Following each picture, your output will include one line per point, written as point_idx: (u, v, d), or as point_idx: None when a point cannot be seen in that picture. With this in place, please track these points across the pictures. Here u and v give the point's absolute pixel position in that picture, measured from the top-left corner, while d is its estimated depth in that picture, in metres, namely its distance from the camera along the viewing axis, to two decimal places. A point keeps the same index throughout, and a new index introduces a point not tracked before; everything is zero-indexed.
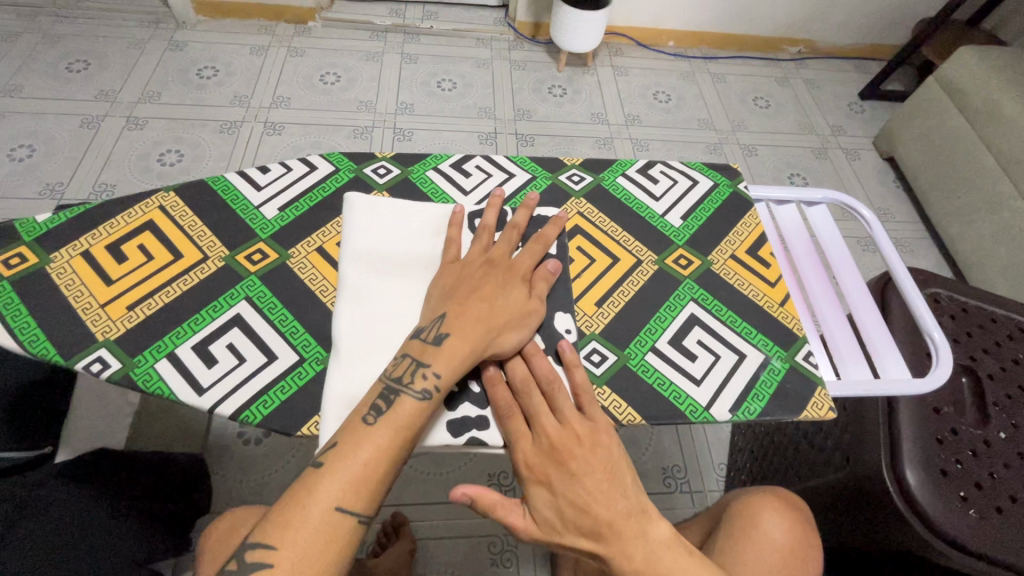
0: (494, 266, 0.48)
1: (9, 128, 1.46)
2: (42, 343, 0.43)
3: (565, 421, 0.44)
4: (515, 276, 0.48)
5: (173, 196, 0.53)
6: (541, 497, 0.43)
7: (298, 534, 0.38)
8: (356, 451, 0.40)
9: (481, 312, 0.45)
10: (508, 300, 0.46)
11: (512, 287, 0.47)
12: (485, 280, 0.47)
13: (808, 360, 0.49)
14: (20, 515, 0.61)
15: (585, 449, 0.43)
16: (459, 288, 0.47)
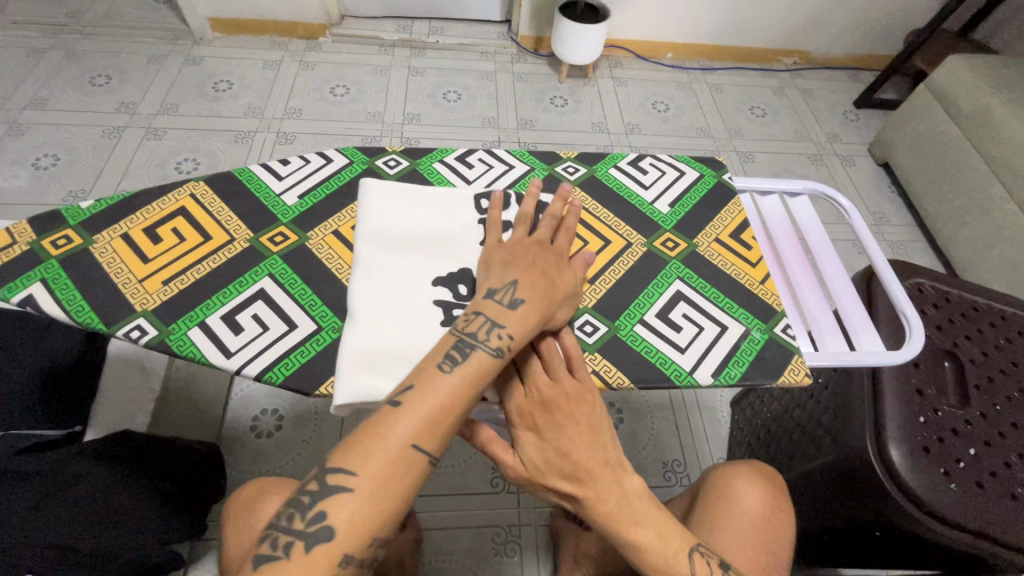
0: (541, 246, 0.53)
1: (34, 139, 1.53)
2: (86, 312, 0.48)
3: (556, 377, 0.48)
4: (561, 258, 0.53)
5: (202, 186, 0.58)
6: (534, 444, 0.47)
7: (380, 468, 0.40)
8: (428, 397, 0.43)
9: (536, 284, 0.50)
10: (557, 275, 0.51)
11: (562, 266, 0.52)
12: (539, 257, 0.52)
13: (785, 332, 0.55)
14: (48, 489, 0.66)
15: (572, 404, 0.48)
16: (514, 262, 0.51)
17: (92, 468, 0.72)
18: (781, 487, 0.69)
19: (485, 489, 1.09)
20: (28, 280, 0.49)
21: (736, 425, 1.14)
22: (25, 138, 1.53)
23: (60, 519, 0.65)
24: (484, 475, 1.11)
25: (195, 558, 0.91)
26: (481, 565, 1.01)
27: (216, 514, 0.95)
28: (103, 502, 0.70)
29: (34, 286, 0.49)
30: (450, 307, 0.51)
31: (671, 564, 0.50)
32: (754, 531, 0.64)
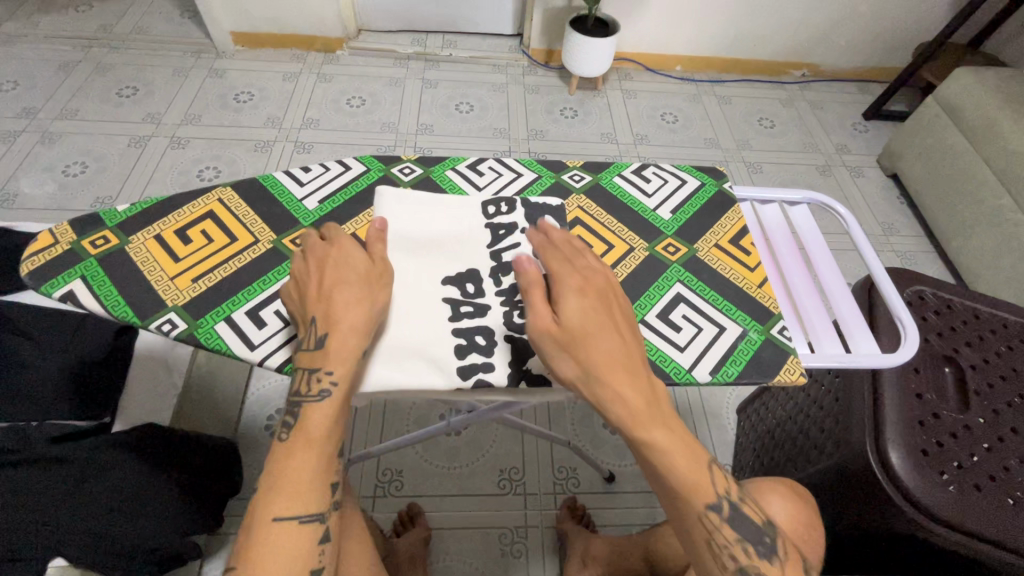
0: (336, 244, 0.53)
1: (65, 147, 1.60)
2: (123, 307, 0.52)
3: (595, 271, 0.54)
4: (354, 249, 0.52)
5: (229, 191, 0.62)
6: (576, 302, 0.50)
7: (268, 552, 0.47)
8: (288, 465, 0.49)
9: (325, 290, 0.50)
10: (348, 266, 0.51)
11: (354, 255, 0.52)
12: (321, 260, 0.52)
13: (782, 333, 0.57)
14: (81, 477, 0.72)
15: (607, 291, 0.53)
16: (311, 271, 0.51)
17: (122, 460, 0.76)
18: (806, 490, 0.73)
19: (493, 490, 1.11)
20: (70, 276, 0.53)
21: (743, 432, 1.14)
22: (56, 147, 1.60)
23: (88, 507, 0.71)
24: (491, 477, 1.12)
25: (212, 551, 0.94)
26: (489, 564, 1.03)
27: (233, 509, 0.98)
28: (121, 495, 0.73)
29: (74, 283, 0.53)
30: (457, 305, 0.55)
31: (683, 467, 0.49)
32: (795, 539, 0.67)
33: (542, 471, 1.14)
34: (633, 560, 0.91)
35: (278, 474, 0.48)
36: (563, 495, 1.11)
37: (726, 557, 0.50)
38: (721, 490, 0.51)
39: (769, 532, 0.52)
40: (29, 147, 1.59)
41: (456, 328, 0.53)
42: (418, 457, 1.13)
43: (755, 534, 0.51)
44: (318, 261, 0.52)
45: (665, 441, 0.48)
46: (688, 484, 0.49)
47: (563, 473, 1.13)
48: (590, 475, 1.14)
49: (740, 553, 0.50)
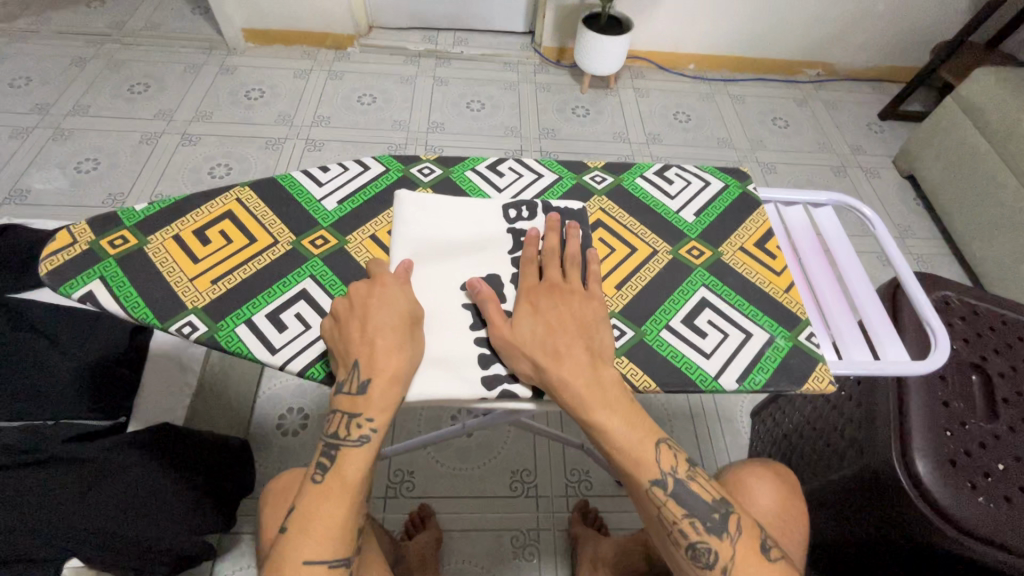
0: (377, 284, 0.52)
1: (77, 144, 1.60)
2: (143, 309, 0.51)
3: (569, 278, 0.55)
4: (396, 289, 0.52)
5: (248, 191, 0.62)
6: (530, 322, 0.52)
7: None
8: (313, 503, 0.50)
9: (370, 333, 0.49)
10: (391, 307, 0.50)
11: (401, 295, 0.51)
12: (364, 301, 0.51)
13: (810, 340, 0.56)
14: (94, 477, 0.72)
15: (571, 297, 0.54)
16: (355, 312, 0.50)
17: (136, 461, 0.76)
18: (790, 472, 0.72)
19: (504, 493, 1.10)
20: (89, 276, 0.53)
21: (758, 437, 1.13)
22: (69, 143, 1.60)
23: (102, 508, 0.70)
24: (504, 479, 1.11)
25: (225, 551, 0.94)
26: (501, 567, 1.02)
27: (245, 509, 0.98)
28: (138, 495, 0.74)
29: (94, 283, 0.52)
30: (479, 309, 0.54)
31: (638, 453, 0.51)
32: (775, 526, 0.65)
33: (555, 473, 1.13)
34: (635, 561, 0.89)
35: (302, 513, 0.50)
36: (575, 498, 1.10)
37: (676, 534, 0.51)
38: (665, 466, 0.52)
39: (720, 507, 0.52)
40: (42, 142, 1.59)
41: (478, 333, 0.53)
42: (430, 458, 1.13)
43: (704, 511, 0.52)
44: (361, 300, 0.51)
45: (613, 428, 0.50)
46: (633, 460, 0.51)
47: (575, 476, 1.12)
48: (603, 478, 1.13)
49: (689, 529, 0.51)
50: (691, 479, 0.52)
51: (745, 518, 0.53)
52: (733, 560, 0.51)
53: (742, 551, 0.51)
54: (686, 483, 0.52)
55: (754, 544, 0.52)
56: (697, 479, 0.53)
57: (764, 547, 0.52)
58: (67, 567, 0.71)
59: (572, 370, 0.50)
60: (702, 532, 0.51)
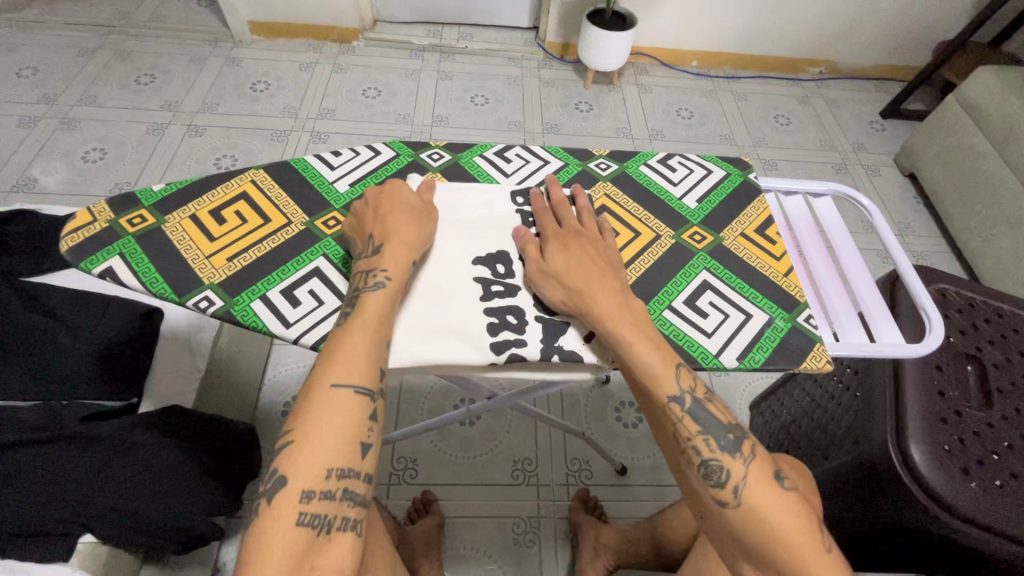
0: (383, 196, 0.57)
1: (84, 133, 1.62)
2: (160, 284, 0.52)
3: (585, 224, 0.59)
4: (400, 195, 0.57)
5: (262, 173, 0.63)
6: (558, 254, 0.55)
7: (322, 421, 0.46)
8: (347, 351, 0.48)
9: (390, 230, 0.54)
10: (399, 207, 0.56)
11: (402, 198, 0.56)
12: (378, 207, 0.56)
13: (808, 321, 0.58)
14: (107, 457, 0.73)
15: (590, 238, 0.58)
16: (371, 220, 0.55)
17: (148, 441, 0.77)
18: None
19: (506, 480, 1.12)
20: (109, 253, 0.54)
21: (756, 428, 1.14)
22: (76, 133, 1.61)
23: (114, 487, 0.72)
24: (505, 467, 1.13)
25: (231, 532, 0.95)
26: (502, 552, 1.04)
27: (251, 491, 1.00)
28: (148, 473, 0.75)
29: (113, 260, 0.54)
30: (487, 285, 0.56)
31: (660, 377, 0.50)
32: None
33: (556, 462, 1.15)
34: (642, 548, 0.93)
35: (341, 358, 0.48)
36: (575, 486, 1.12)
37: (690, 451, 0.51)
38: (685, 386, 0.51)
39: (735, 430, 0.52)
40: (49, 132, 1.60)
41: (486, 307, 0.54)
42: (433, 445, 1.14)
43: (718, 430, 0.51)
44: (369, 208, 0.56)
45: (638, 345, 0.50)
46: (653, 379, 0.50)
47: (575, 465, 1.14)
48: (604, 467, 1.14)
49: (702, 446, 0.50)
50: (709, 402, 0.52)
51: (761, 450, 0.52)
52: (746, 483, 0.50)
53: (756, 474, 0.50)
54: (704, 406, 0.51)
55: (767, 470, 0.51)
56: (714, 402, 0.52)
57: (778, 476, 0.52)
58: (82, 542, 0.72)
59: (600, 285, 0.53)
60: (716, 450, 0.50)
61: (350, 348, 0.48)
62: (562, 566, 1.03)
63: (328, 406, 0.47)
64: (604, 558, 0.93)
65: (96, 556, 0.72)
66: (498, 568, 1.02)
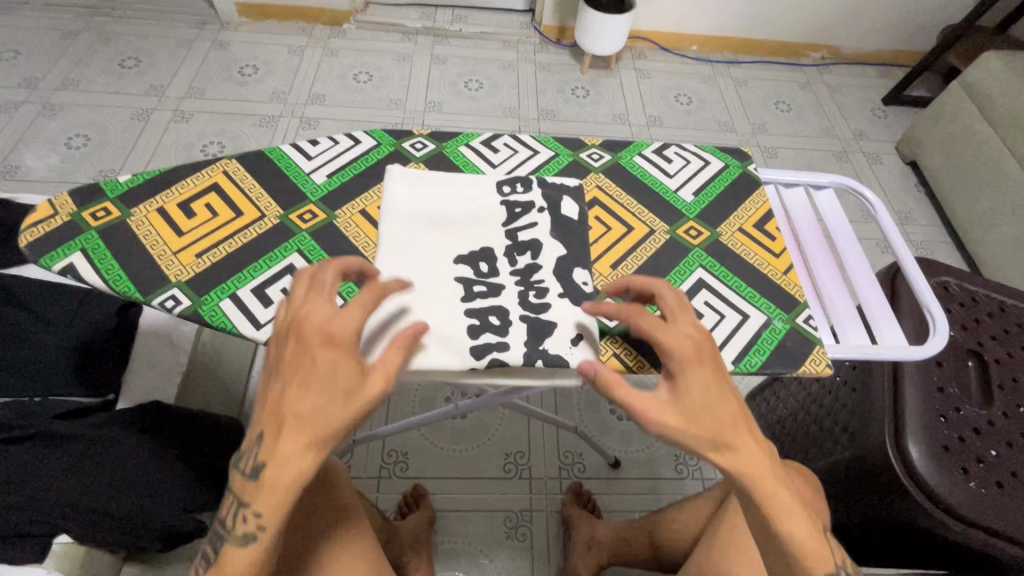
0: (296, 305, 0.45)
1: (67, 119, 1.57)
2: (124, 282, 0.50)
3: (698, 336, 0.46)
4: (319, 299, 0.45)
5: (234, 164, 0.61)
6: (698, 400, 0.43)
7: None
8: (265, 509, 0.45)
9: (296, 377, 0.43)
10: (306, 328, 0.43)
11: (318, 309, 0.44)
12: (286, 327, 0.44)
13: (808, 323, 0.55)
14: (82, 455, 0.71)
15: (713, 363, 0.45)
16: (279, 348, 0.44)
17: (124, 438, 0.75)
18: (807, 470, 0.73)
19: (498, 474, 1.10)
20: (70, 249, 0.52)
21: None
22: (58, 118, 1.57)
23: (90, 485, 0.70)
24: (497, 461, 1.11)
25: None
26: (492, 548, 1.02)
27: None
28: (124, 474, 0.72)
29: (74, 256, 0.51)
30: (470, 284, 0.53)
31: (804, 546, 0.47)
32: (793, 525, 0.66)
33: (549, 455, 1.13)
34: (638, 545, 0.90)
35: (254, 518, 0.45)
36: (568, 480, 1.11)
37: None
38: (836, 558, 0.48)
39: None
40: (31, 117, 1.56)
41: (469, 308, 0.51)
42: (424, 439, 1.13)
43: None
44: (300, 321, 0.44)
45: (787, 523, 0.46)
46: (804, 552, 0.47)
47: (569, 459, 1.12)
48: (596, 461, 1.13)
49: None
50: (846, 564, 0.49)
51: None
52: None
53: None
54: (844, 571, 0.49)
55: None
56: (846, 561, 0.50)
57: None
58: (58, 542, 0.69)
59: (754, 447, 0.45)
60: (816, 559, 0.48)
61: (261, 508, 0.45)
62: (554, 561, 1.02)
63: (228, 560, 0.47)
64: (597, 553, 0.92)
65: (72, 558, 0.70)
66: (489, 563, 1.01)
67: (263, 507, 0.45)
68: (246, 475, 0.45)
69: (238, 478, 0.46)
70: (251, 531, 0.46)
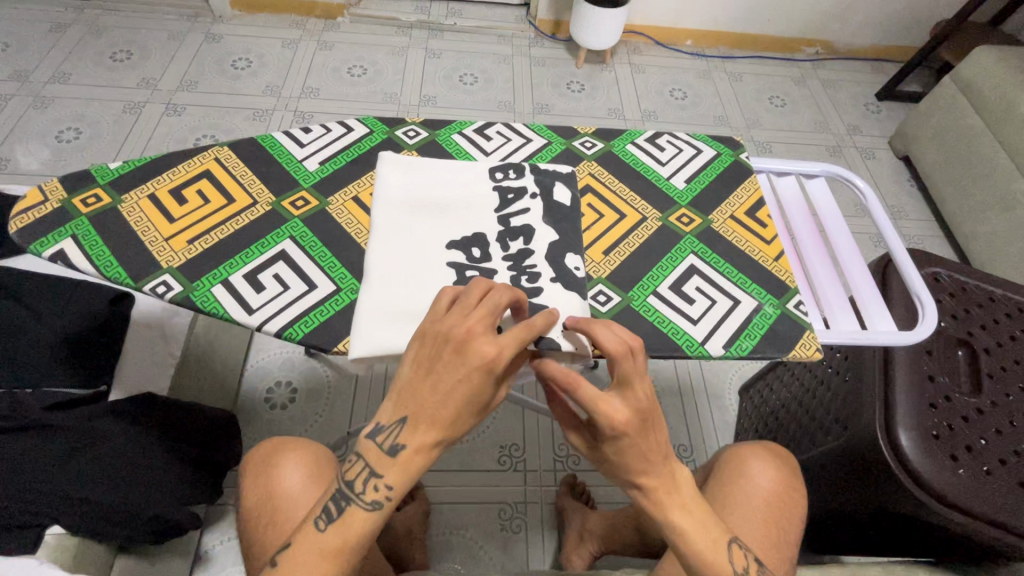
0: (450, 322, 0.44)
1: (58, 112, 1.56)
2: (115, 268, 0.50)
3: (631, 396, 0.45)
4: (479, 322, 0.43)
5: (226, 151, 0.61)
6: (622, 453, 0.46)
7: (342, 540, 0.46)
8: (394, 483, 0.46)
9: (441, 388, 0.43)
10: (470, 352, 0.42)
11: (481, 333, 0.43)
12: (439, 342, 0.43)
13: (798, 308, 0.56)
14: (77, 445, 0.71)
15: (643, 420, 0.45)
16: (426, 356, 0.44)
17: (119, 429, 0.76)
18: (787, 452, 0.74)
19: (493, 466, 1.10)
20: (60, 235, 0.52)
21: (744, 413, 1.13)
22: (49, 111, 1.55)
23: (83, 475, 0.69)
24: (492, 453, 1.11)
25: (212, 521, 0.94)
26: (488, 540, 1.02)
27: (231, 480, 0.98)
28: (118, 465, 0.72)
29: (65, 242, 0.51)
30: (463, 269, 0.53)
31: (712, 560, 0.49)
32: (768, 507, 0.67)
33: (543, 447, 1.13)
34: (625, 532, 0.90)
35: (384, 490, 0.46)
36: (562, 471, 1.11)
37: None
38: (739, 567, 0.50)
39: None
40: (21, 111, 1.54)
41: None
42: None
43: None
44: (455, 340, 0.43)
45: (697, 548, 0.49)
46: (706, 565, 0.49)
47: (563, 451, 1.13)
48: None
49: None
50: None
51: None
52: None
53: None
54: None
55: None
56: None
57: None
58: (50, 533, 0.67)
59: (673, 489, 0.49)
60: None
61: (392, 481, 0.46)
62: (549, 552, 1.02)
63: (348, 520, 0.46)
64: (589, 544, 0.92)
65: (65, 549, 0.68)
66: (484, 553, 1.01)
67: (392, 476, 0.46)
68: (383, 448, 0.45)
69: (369, 447, 0.46)
70: (378, 503, 0.46)
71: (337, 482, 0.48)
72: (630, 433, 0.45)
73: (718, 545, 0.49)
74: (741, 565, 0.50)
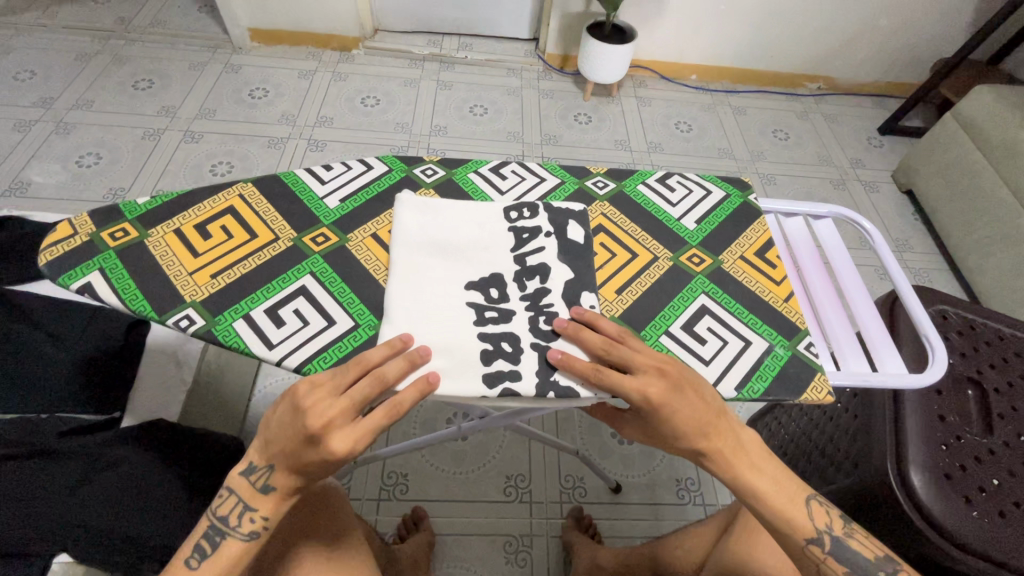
0: (312, 409, 0.46)
1: (79, 138, 1.60)
2: (141, 301, 0.52)
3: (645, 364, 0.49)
4: (338, 413, 0.47)
5: (250, 187, 0.63)
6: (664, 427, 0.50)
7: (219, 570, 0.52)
8: (269, 513, 0.53)
9: (299, 455, 0.49)
10: (325, 443, 0.47)
11: (339, 426, 0.47)
12: (299, 425, 0.47)
13: (809, 349, 0.57)
14: (92, 469, 0.72)
15: (673, 380, 0.49)
16: (292, 427, 0.48)
17: (132, 455, 0.77)
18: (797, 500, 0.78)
19: (498, 497, 1.09)
20: (88, 268, 0.53)
21: None
22: (71, 137, 1.60)
23: (99, 499, 0.69)
24: (498, 483, 1.11)
25: None
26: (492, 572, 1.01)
27: None
28: (132, 488, 0.72)
29: (93, 275, 0.53)
30: (482, 309, 0.54)
31: (792, 508, 0.55)
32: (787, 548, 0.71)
33: (549, 479, 1.12)
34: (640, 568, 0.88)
35: (259, 521, 0.53)
36: (569, 504, 1.10)
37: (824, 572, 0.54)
38: (821, 524, 0.55)
39: (885, 566, 0.54)
40: (44, 136, 1.59)
41: (481, 332, 0.53)
42: (424, 460, 1.12)
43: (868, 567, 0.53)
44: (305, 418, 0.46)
45: (771, 494, 0.54)
46: (786, 521, 0.54)
47: (569, 482, 1.12)
48: (597, 484, 1.12)
49: None
50: (850, 537, 0.55)
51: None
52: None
53: None
54: (845, 541, 0.54)
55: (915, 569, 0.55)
56: (856, 536, 0.55)
57: (872, 567, 0.53)
58: (56, 562, 0.65)
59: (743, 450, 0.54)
60: (823, 555, 0.54)
61: (267, 513, 0.53)
62: None
63: (223, 551, 0.52)
64: None
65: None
66: None
67: (263, 507, 0.53)
68: (256, 487, 0.52)
69: (242, 485, 0.53)
70: (255, 533, 0.53)
71: (209, 520, 0.53)
72: (667, 402, 0.48)
73: (796, 504, 0.55)
74: (823, 523, 0.55)
